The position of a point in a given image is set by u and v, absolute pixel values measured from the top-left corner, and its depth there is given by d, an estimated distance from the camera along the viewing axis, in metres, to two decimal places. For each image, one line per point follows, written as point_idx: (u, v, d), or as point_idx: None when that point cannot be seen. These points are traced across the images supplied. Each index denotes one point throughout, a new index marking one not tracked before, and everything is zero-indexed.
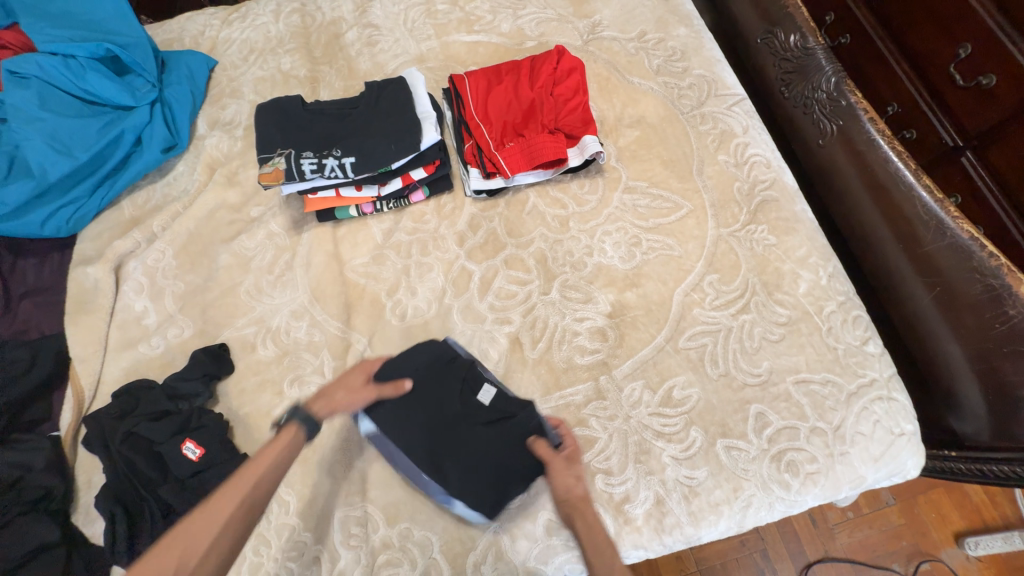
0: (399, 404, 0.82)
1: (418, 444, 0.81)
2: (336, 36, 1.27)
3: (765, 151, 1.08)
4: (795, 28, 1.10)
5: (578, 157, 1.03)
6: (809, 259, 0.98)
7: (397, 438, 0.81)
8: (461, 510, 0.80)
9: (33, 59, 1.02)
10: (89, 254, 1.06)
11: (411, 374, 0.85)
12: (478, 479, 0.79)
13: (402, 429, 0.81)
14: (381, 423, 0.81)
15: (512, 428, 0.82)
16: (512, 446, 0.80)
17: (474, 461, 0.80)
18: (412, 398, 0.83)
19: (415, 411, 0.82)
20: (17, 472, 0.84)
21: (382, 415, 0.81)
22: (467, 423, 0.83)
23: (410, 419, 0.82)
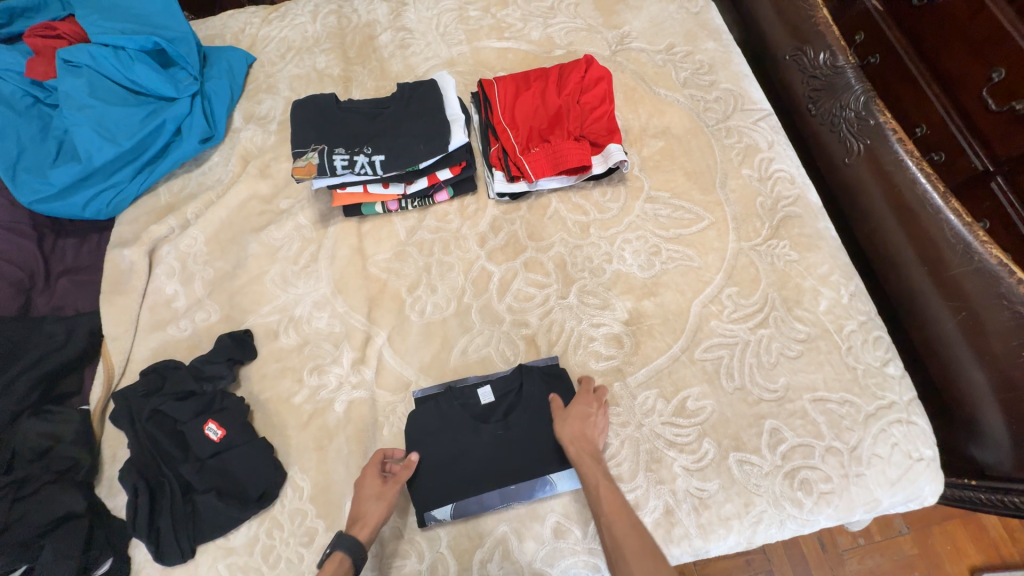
0: (438, 474, 0.85)
1: (484, 478, 0.85)
2: (370, 38, 1.31)
3: (789, 167, 1.08)
4: (825, 46, 1.11)
5: (602, 165, 1.05)
6: (831, 277, 0.98)
7: (468, 490, 0.84)
8: (568, 483, 0.84)
9: (86, 49, 1.07)
10: (125, 236, 1.10)
11: (426, 445, 0.87)
12: (545, 445, 0.86)
13: (463, 481, 0.85)
14: (447, 500, 0.84)
15: (529, 396, 0.90)
16: (541, 408, 0.89)
17: (531, 441, 0.87)
18: (439, 457, 0.86)
19: (456, 461, 0.86)
20: (48, 442, 0.86)
21: (440, 495, 0.84)
22: (497, 424, 0.88)
23: (457, 467, 0.85)
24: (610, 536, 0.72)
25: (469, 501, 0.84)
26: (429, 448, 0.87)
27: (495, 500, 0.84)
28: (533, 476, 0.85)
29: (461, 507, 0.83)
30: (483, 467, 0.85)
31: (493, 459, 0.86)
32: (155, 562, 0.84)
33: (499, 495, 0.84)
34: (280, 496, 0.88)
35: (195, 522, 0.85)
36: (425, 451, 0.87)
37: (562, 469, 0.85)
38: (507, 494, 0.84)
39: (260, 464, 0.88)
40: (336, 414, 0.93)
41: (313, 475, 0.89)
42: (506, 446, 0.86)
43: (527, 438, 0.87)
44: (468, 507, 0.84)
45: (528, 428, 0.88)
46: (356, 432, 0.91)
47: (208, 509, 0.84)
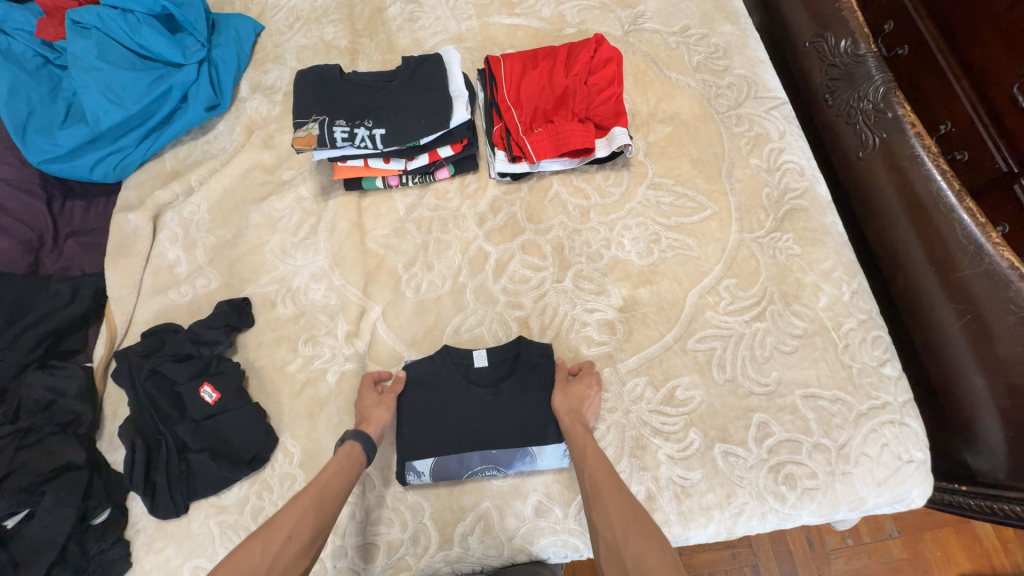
0: (422, 429, 0.88)
1: (467, 439, 0.86)
2: (379, 10, 1.29)
3: (800, 158, 1.04)
4: (848, 33, 1.07)
5: (605, 149, 1.03)
6: (833, 274, 0.95)
7: (451, 447, 0.86)
8: (547, 458, 0.85)
9: (96, 11, 1.08)
10: (131, 201, 1.12)
11: (418, 399, 0.90)
12: (533, 418, 0.87)
13: (446, 437, 0.87)
14: (429, 453, 0.86)
15: (523, 365, 0.91)
16: (533, 377, 0.90)
17: (519, 411, 0.88)
18: (427, 413, 0.89)
19: (446, 418, 0.88)
20: (51, 396, 0.90)
21: (422, 447, 0.86)
22: (488, 389, 0.90)
23: (443, 423, 0.88)
24: (591, 478, 0.76)
25: (449, 458, 0.85)
26: (418, 407, 0.89)
27: (475, 461, 0.85)
28: (516, 444, 0.86)
29: (441, 464, 0.85)
30: (469, 426, 0.87)
31: (478, 423, 0.87)
32: (151, 515, 0.87)
33: (480, 456, 0.85)
34: (271, 460, 0.91)
35: (189, 480, 0.88)
36: (412, 403, 0.89)
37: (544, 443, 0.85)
38: (488, 457, 0.85)
39: (253, 428, 0.90)
40: (328, 385, 0.95)
41: (304, 441, 0.92)
42: (494, 412, 0.88)
43: (516, 408, 0.88)
44: (448, 465, 0.85)
45: (518, 397, 0.89)
46: (347, 403, 0.93)
47: (201, 467, 0.87)
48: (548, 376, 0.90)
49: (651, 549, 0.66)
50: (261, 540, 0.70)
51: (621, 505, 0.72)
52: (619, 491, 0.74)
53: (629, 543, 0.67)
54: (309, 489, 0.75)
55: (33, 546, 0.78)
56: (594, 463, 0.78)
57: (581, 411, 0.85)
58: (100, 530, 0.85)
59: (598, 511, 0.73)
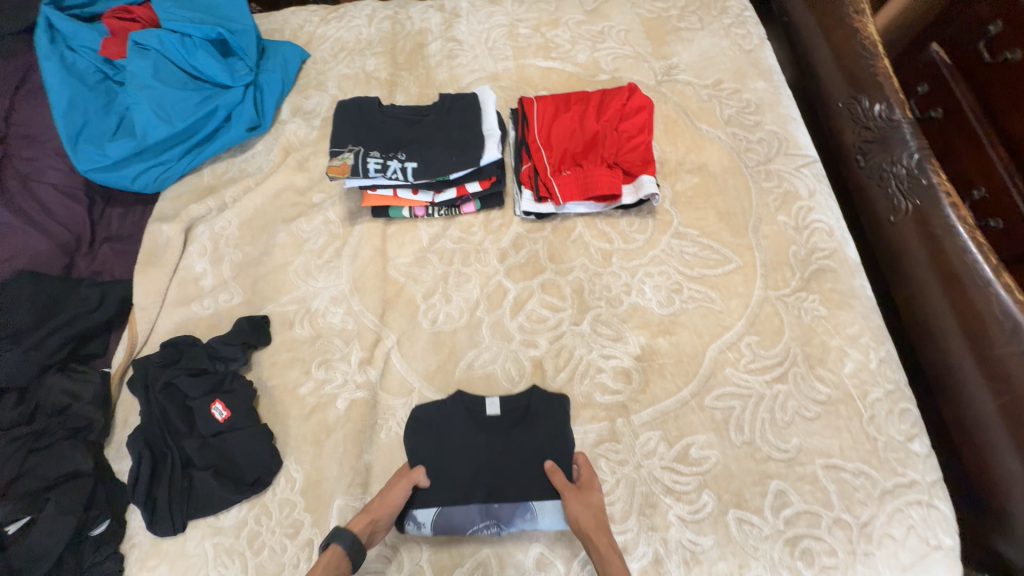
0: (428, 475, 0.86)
1: (472, 490, 0.85)
2: (420, 46, 1.34)
3: (829, 219, 1.03)
4: (882, 97, 1.07)
5: (632, 196, 1.04)
6: (860, 339, 0.93)
7: (456, 498, 0.84)
8: (548, 519, 0.83)
9: (155, 33, 1.14)
10: (166, 212, 1.16)
11: (426, 444, 0.88)
12: (540, 472, 0.87)
13: (449, 483, 0.86)
14: (431, 502, 0.84)
15: (535, 416, 0.90)
16: (545, 429, 0.89)
17: (527, 461, 0.87)
18: (435, 458, 0.87)
19: (453, 466, 0.87)
20: (67, 399, 0.91)
21: (424, 493, 0.85)
22: (498, 438, 0.89)
23: (448, 466, 0.87)
24: None
25: (451, 509, 0.84)
26: (426, 452, 0.88)
27: (476, 515, 0.83)
28: (518, 498, 0.84)
29: (441, 515, 0.83)
30: (476, 473, 0.86)
31: (487, 473, 0.86)
32: (148, 530, 0.86)
33: (479, 509, 0.84)
34: (273, 484, 0.90)
35: (189, 498, 0.87)
36: (420, 447, 0.88)
37: (550, 502, 0.83)
38: (490, 511, 0.83)
39: (258, 450, 0.90)
40: (337, 411, 0.94)
41: (307, 467, 0.91)
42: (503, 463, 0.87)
43: (524, 457, 0.87)
44: (447, 513, 0.84)
45: (527, 446, 0.88)
46: (354, 432, 0.92)
47: (203, 486, 0.87)
48: (560, 426, 0.90)
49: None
50: None
51: None
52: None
53: None
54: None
55: (30, 554, 0.78)
56: None
57: (604, 521, 0.78)
58: (96, 542, 0.84)
59: None
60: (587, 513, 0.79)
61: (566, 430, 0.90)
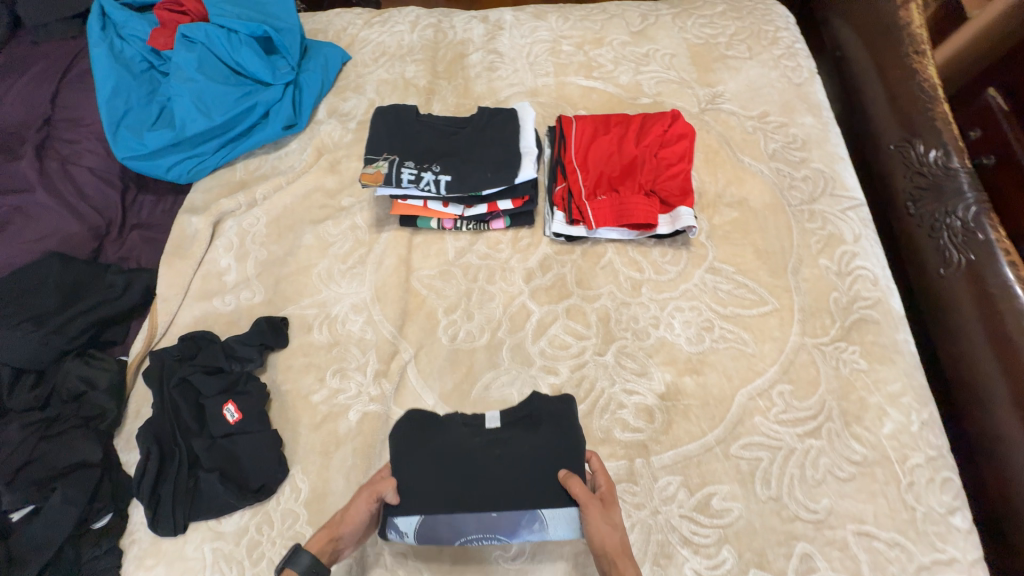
0: (413, 483, 0.75)
1: (464, 502, 0.74)
2: (461, 56, 1.33)
3: (873, 266, 0.98)
4: (939, 143, 1.02)
5: (668, 226, 1.01)
6: (901, 398, 0.87)
7: (444, 509, 0.74)
8: (556, 530, 0.74)
9: (203, 28, 1.15)
10: (197, 204, 1.16)
11: (412, 449, 0.78)
12: (547, 483, 0.75)
13: (439, 495, 0.74)
14: (417, 512, 0.74)
15: (540, 422, 0.81)
16: (552, 435, 0.78)
17: (528, 469, 0.75)
18: (421, 465, 0.76)
19: (442, 475, 0.75)
20: (83, 386, 0.91)
21: (407, 502, 0.75)
22: (497, 444, 0.78)
23: (436, 475, 0.75)
24: None
25: (440, 520, 0.74)
26: (412, 457, 0.77)
27: (469, 527, 0.74)
28: (521, 510, 0.73)
29: (428, 525, 0.74)
30: (471, 484, 0.74)
31: (481, 484, 0.74)
32: (148, 527, 0.84)
33: (475, 524, 0.74)
34: (277, 493, 0.88)
35: (194, 498, 0.85)
36: (406, 451, 0.78)
37: (556, 515, 0.73)
38: (486, 525, 0.74)
39: (265, 456, 0.88)
40: (348, 423, 0.92)
41: (313, 478, 0.88)
42: (501, 472, 0.75)
43: (525, 465, 0.75)
44: (437, 528, 0.75)
45: (528, 453, 0.76)
46: (363, 446, 0.90)
47: (209, 488, 0.85)
48: (569, 433, 0.78)
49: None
50: None
51: None
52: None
53: None
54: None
55: (34, 542, 0.77)
56: None
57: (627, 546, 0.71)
58: (98, 535, 0.83)
59: None
60: (615, 536, 0.71)
61: (576, 436, 0.78)
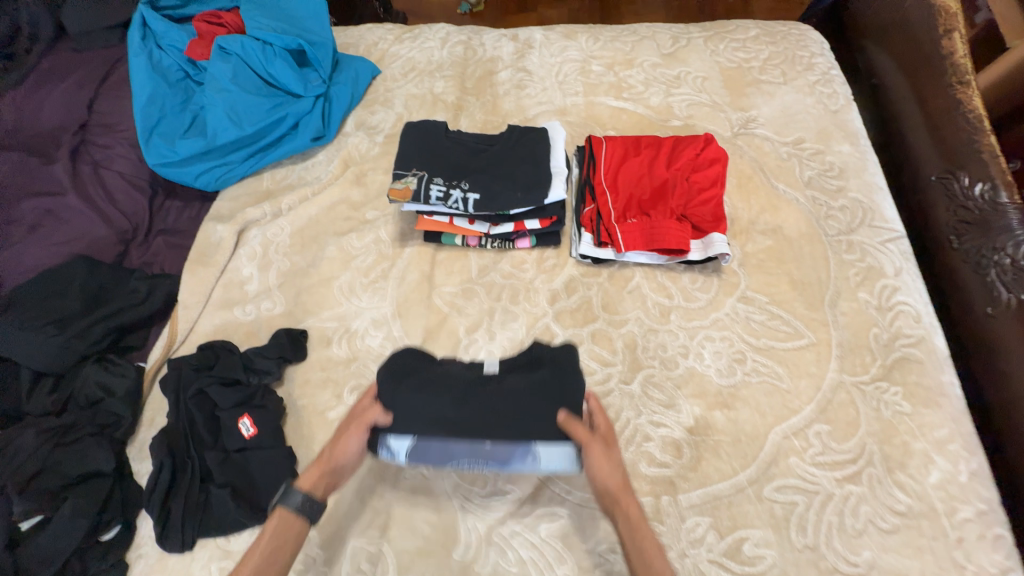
0: (405, 404, 0.71)
1: (458, 427, 0.70)
2: (490, 73, 1.33)
3: (915, 301, 0.94)
4: (986, 176, 0.97)
5: (699, 252, 0.99)
6: (948, 445, 0.82)
7: (436, 431, 0.70)
8: (553, 464, 0.70)
9: (240, 40, 1.17)
10: (223, 211, 1.16)
11: (408, 375, 0.75)
12: (548, 418, 0.71)
13: (431, 417, 0.71)
14: (407, 431, 0.71)
15: (543, 363, 0.78)
16: (555, 373, 0.75)
17: (528, 402, 0.71)
18: (415, 387, 0.73)
19: (436, 398, 0.71)
20: (100, 393, 0.90)
21: (398, 422, 0.71)
22: (496, 378, 0.76)
23: (431, 400, 0.71)
24: None
25: (431, 442, 0.70)
26: (406, 381, 0.74)
27: (461, 453, 0.70)
28: (517, 442, 0.70)
29: (417, 446, 0.71)
30: (466, 409, 0.70)
31: (477, 410, 0.70)
32: (156, 542, 0.82)
33: (468, 451, 0.70)
34: None
35: (204, 514, 0.83)
36: (402, 377, 0.75)
37: (554, 447, 0.70)
38: (480, 451, 0.70)
39: (278, 474, 0.85)
40: None
41: None
42: (499, 402, 0.71)
43: (524, 397, 0.71)
44: (429, 454, 0.71)
45: (528, 387, 0.72)
46: (377, 468, 0.87)
47: (219, 504, 0.82)
48: (573, 374, 0.75)
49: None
50: None
51: None
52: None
53: None
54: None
55: (40, 554, 0.75)
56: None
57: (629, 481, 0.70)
58: (105, 548, 0.80)
59: None
60: (617, 475, 0.69)
61: (580, 375, 0.76)
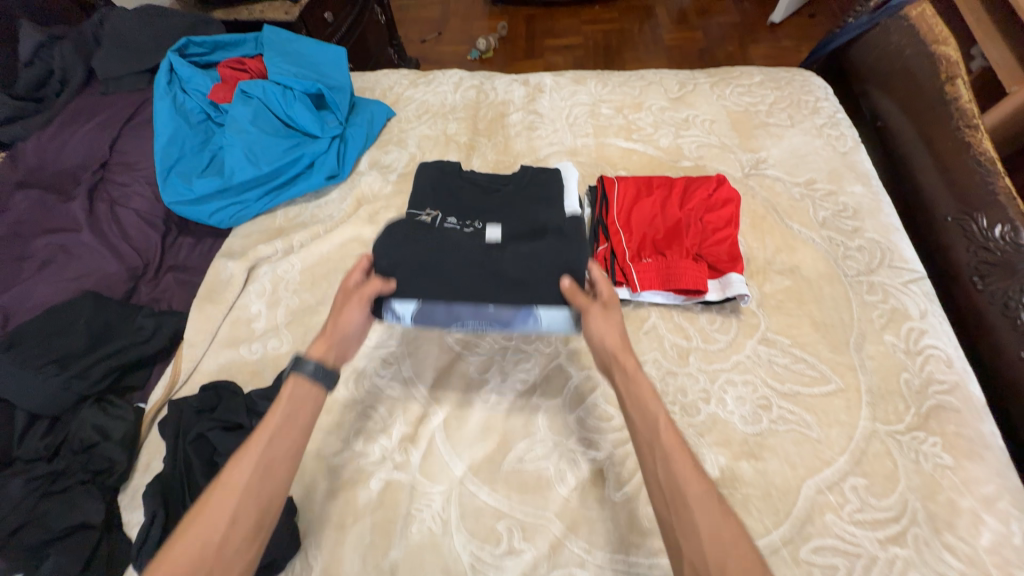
0: (412, 272, 0.80)
1: (462, 292, 0.80)
2: (501, 115, 1.37)
3: (945, 345, 0.90)
4: (1006, 217, 0.95)
5: (717, 293, 0.97)
6: (997, 503, 0.76)
7: (441, 296, 0.80)
8: (549, 324, 0.81)
9: (261, 85, 1.21)
10: (235, 248, 1.16)
11: (411, 245, 0.81)
12: (545, 285, 0.79)
13: (438, 284, 0.80)
14: (414, 297, 0.81)
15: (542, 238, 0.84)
16: (553, 246, 0.81)
17: (526, 272, 0.79)
18: (420, 258, 0.80)
19: (440, 266, 0.79)
20: (96, 437, 0.86)
21: (407, 288, 0.80)
22: (497, 247, 0.82)
23: (437, 266, 0.79)
24: (667, 470, 0.60)
25: (437, 307, 0.82)
26: (410, 251, 0.80)
27: (466, 316, 0.82)
28: (516, 307, 0.80)
29: (423, 312, 0.82)
30: (469, 276, 0.79)
31: (479, 276, 0.79)
32: None
33: (473, 312, 0.82)
34: (286, 570, 0.78)
35: None
36: (405, 248, 0.80)
37: (550, 310, 0.80)
38: (482, 316, 0.82)
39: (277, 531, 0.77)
40: (368, 492, 0.84)
41: (326, 555, 0.79)
42: (499, 272, 0.79)
43: (523, 265, 0.79)
44: (436, 314, 0.83)
45: (528, 258, 0.80)
46: (382, 520, 0.81)
47: None
48: (570, 247, 0.81)
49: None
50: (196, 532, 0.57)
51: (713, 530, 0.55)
52: (710, 499, 0.57)
53: None
54: (256, 444, 0.63)
55: None
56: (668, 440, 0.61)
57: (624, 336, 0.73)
58: None
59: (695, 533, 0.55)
60: (612, 332, 0.73)
61: (577, 245, 0.82)
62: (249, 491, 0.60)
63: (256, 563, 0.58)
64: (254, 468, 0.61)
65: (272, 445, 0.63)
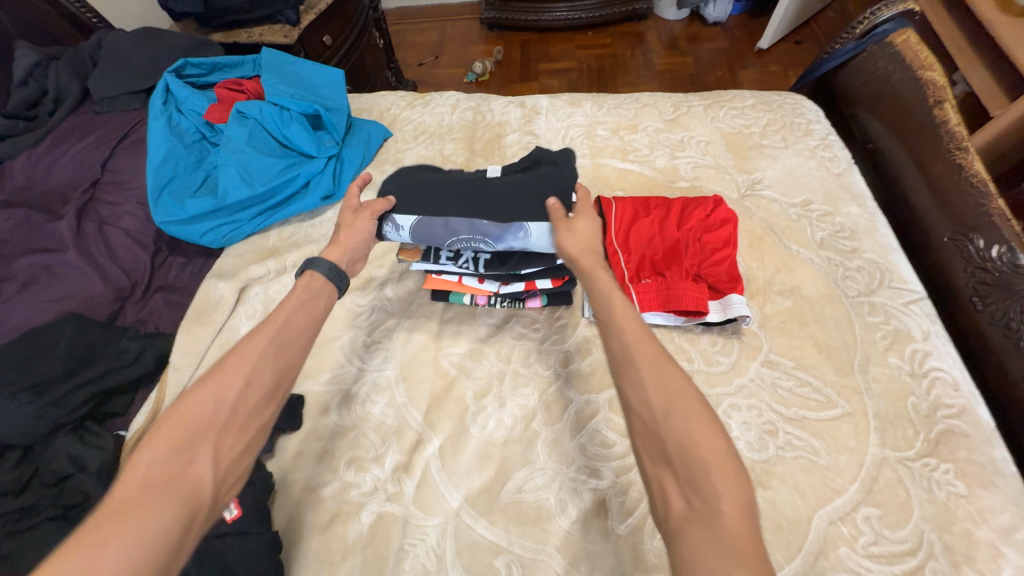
0: (415, 193, 0.89)
1: (459, 206, 0.87)
2: (498, 136, 1.37)
3: (950, 367, 0.89)
4: (1000, 238, 0.96)
5: (718, 314, 0.95)
6: (1016, 534, 0.73)
7: (438, 211, 0.87)
8: (538, 236, 0.84)
9: (258, 105, 1.21)
10: (226, 268, 1.14)
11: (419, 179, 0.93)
12: (534, 200, 0.85)
13: (437, 201, 0.88)
14: (413, 212, 0.88)
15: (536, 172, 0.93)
16: (543, 173, 0.88)
17: (517, 192, 0.86)
18: (424, 184, 0.90)
19: (440, 189, 0.89)
20: (70, 468, 0.80)
21: (409, 205, 0.88)
22: (493, 180, 0.92)
23: (438, 188, 0.89)
24: (620, 338, 0.61)
25: (433, 221, 0.87)
26: (417, 181, 0.91)
27: (462, 228, 0.87)
28: (507, 220, 0.85)
29: (420, 224, 0.88)
30: (464, 195, 0.88)
31: (474, 196, 0.88)
32: None
33: (466, 224, 0.86)
34: None
35: None
36: (413, 180, 0.92)
37: (539, 220, 0.84)
38: (475, 227, 0.86)
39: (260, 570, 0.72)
40: (359, 527, 0.80)
41: None
42: (492, 191, 0.87)
43: (513, 187, 0.87)
44: (433, 229, 0.88)
45: (520, 181, 0.88)
46: (373, 557, 0.77)
47: None
48: (560, 171, 0.88)
49: (695, 432, 0.51)
50: (214, 384, 0.58)
51: (662, 385, 0.55)
52: (656, 356, 0.58)
53: (704, 440, 0.51)
54: (264, 328, 0.65)
55: None
56: (625, 323, 0.62)
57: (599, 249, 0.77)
58: None
59: (642, 392, 0.55)
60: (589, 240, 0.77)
61: (568, 170, 0.89)
62: (267, 355, 0.62)
63: (273, 421, 0.61)
64: (268, 341, 0.64)
65: (286, 324, 0.66)
